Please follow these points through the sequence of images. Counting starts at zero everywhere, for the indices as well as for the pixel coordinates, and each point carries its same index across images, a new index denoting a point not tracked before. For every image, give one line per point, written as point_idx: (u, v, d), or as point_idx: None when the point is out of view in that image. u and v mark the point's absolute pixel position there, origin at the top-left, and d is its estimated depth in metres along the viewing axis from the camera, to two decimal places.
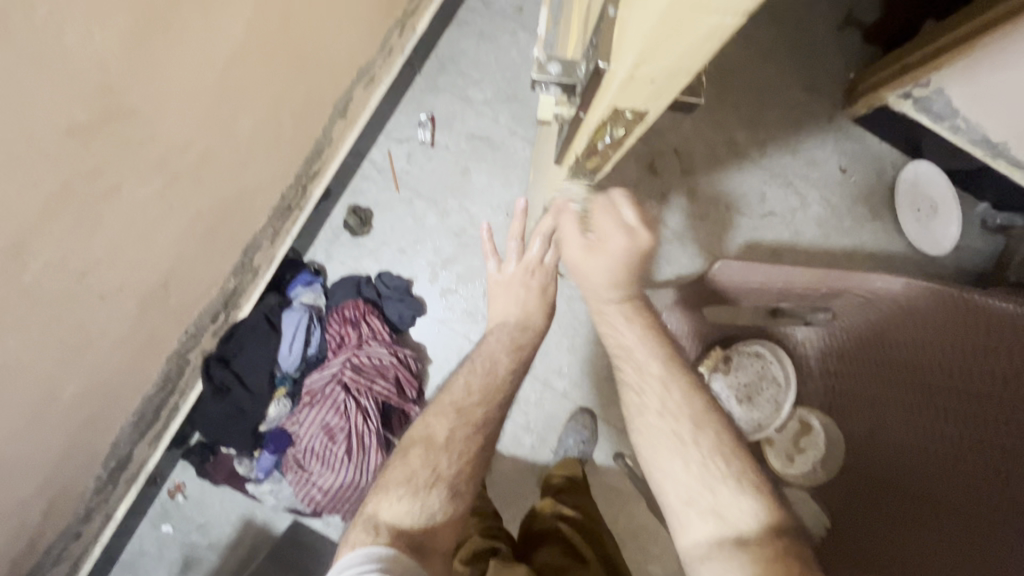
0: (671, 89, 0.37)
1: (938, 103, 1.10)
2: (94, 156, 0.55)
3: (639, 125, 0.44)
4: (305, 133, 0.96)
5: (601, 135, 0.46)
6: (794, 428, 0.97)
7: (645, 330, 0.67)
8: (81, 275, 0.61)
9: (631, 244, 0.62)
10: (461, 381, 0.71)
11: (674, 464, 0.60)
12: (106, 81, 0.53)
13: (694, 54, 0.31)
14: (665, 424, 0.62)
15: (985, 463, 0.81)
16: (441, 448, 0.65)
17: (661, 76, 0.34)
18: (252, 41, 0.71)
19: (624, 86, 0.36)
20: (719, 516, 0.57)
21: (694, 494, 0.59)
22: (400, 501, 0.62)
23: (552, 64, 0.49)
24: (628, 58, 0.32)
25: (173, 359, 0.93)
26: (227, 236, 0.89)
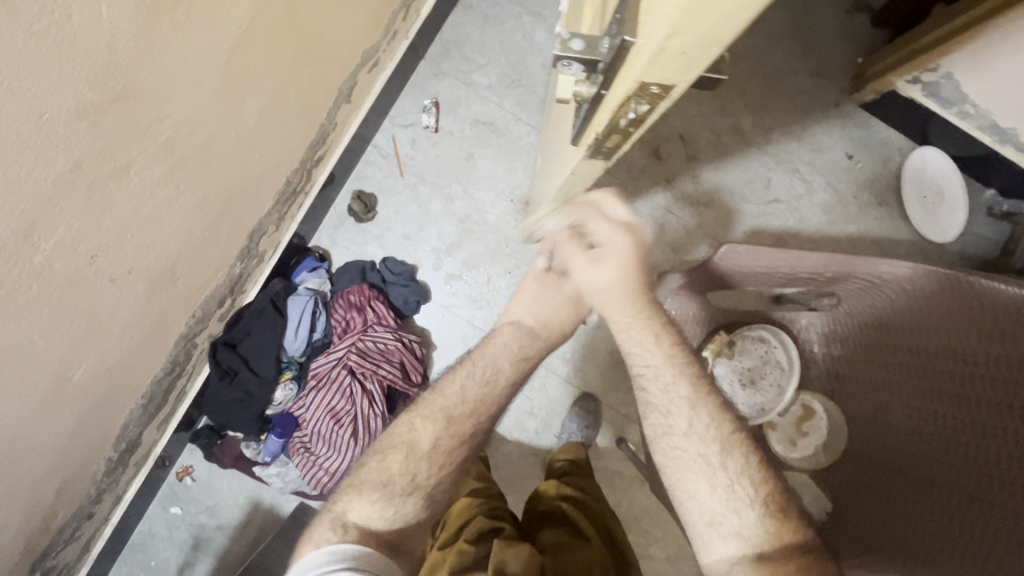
0: (700, 65, 0.37)
1: (947, 87, 1.08)
2: (104, 136, 0.55)
3: (663, 101, 0.44)
4: (311, 118, 0.95)
5: (625, 112, 0.45)
6: (797, 413, 1.02)
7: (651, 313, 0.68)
8: (92, 258, 0.62)
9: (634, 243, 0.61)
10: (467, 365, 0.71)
11: (702, 489, 0.60)
12: (116, 61, 0.52)
13: (728, 24, 0.31)
14: (694, 448, 0.61)
15: (981, 437, 0.80)
16: (423, 453, 0.65)
17: (692, 48, 0.34)
18: (259, 23, 0.70)
19: (652, 60, 0.36)
20: (742, 537, 0.58)
21: (719, 516, 0.59)
22: (372, 504, 0.62)
23: (575, 40, 0.46)
24: (659, 32, 0.32)
25: (181, 343, 0.93)
26: (234, 220, 0.89)
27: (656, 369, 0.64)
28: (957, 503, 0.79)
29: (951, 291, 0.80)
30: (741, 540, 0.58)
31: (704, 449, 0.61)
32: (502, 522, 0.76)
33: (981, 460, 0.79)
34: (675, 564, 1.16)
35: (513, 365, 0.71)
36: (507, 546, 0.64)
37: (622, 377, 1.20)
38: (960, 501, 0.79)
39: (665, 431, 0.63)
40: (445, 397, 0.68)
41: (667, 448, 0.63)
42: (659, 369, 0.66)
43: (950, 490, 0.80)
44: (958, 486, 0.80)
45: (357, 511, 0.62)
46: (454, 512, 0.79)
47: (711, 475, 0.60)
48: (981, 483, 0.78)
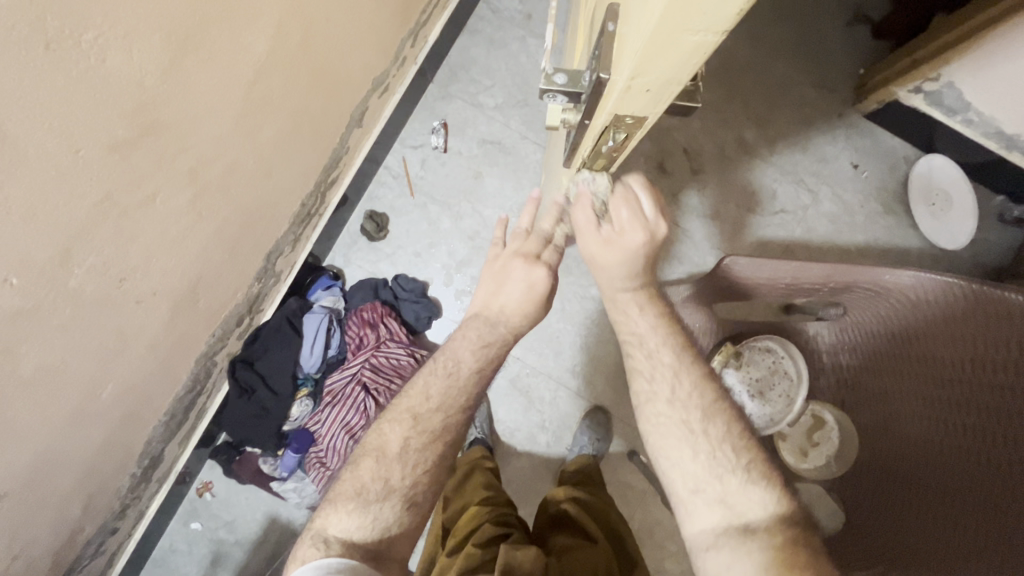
0: (668, 98, 0.39)
1: (948, 96, 1.10)
2: (135, 168, 0.59)
3: (639, 129, 0.47)
4: (325, 142, 0.99)
5: (605, 139, 0.49)
6: (808, 424, 1.02)
7: (629, 316, 0.67)
8: (121, 281, 0.66)
9: (649, 237, 0.62)
10: (479, 355, 0.69)
11: (685, 456, 0.61)
12: (145, 99, 0.56)
13: (682, 68, 0.34)
14: (676, 414, 0.63)
15: (994, 449, 0.78)
16: (393, 457, 0.65)
17: (656, 85, 0.37)
18: (278, 58, 0.75)
19: (622, 95, 0.39)
20: (725, 504, 0.59)
21: (701, 482, 0.60)
22: (349, 516, 0.63)
23: (560, 75, 0.50)
24: (625, 72, 0.35)
25: (202, 362, 0.97)
26: (253, 243, 0.93)
27: (641, 337, 0.66)
28: (967, 513, 0.78)
29: (963, 299, 0.80)
30: (728, 517, 0.58)
31: (684, 413, 0.63)
32: (510, 529, 0.77)
33: (988, 471, 0.78)
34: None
35: (477, 354, 0.69)
36: (513, 551, 0.66)
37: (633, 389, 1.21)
38: (969, 510, 0.78)
39: (649, 399, 0.65)
40: (461, 395, 0.68)
41: (650, 406, 0.65)
42: (644, 378, 0.66)
43: (953, 495, 0.80)
44: (966, 491, 0.79)
45: (335, 523, 0.63)
46: (463, 521, 0.80)
47: (692, 441, 0.61)
48: (989, 490, 0.77)
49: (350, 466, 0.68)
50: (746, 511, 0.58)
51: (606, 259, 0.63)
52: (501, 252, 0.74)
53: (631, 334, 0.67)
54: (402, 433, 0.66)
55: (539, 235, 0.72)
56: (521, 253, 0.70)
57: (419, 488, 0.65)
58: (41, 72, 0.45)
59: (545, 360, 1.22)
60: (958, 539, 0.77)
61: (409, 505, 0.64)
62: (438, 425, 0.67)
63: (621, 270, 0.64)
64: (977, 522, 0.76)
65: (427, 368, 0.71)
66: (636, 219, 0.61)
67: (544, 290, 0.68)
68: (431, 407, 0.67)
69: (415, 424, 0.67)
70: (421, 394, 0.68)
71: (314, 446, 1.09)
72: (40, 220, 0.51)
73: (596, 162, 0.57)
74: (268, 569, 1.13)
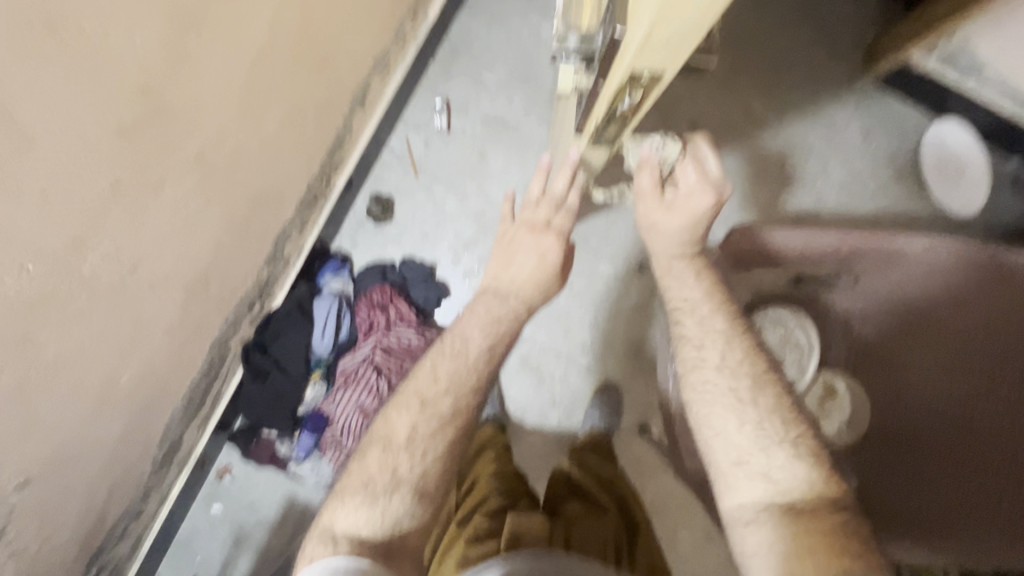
0: (688, 49, 0.39)
1: (963, 57, 1.07)
2: (141, 153, 0.58)
3: (656, 87, 0.46)
4: (328, 124, 0.98)
5: (621, 100, 0.48)
6: (818, 392, 0.91)
7: (682, 286, 0.73)
8: (133, 268, 0.66)
9: (716, 199, 0.70)
10: (490, 334, 0.72)
11: (730, 423, 0.62)
12: (149, 81, 0.56)
13: (702, 13, 0.33)
14: (723, 380, 0.65)
15: (990, 404, 0.86)
16: (400, 445, 0.65)
17: (675, 36, 0.36)
18: (279, 39, 0.74)
19: (640, 51, 0.38)
20: (769, 480, 0.59)
21: (745, 455, 0.61)
22: (357, 510, 0.62)
23: (572, 38, 0.53)
24: (642, 25, 0.35)
25: (216, 348, 0.98)
26: (260, 229, 0.93)
27: (692, 303, 0.72)
28: (977, 466, 0.84)
29: (985, 275, 0.85)
30: (771, 494, 0.59)
31: (733, 382, 0.64)
32: (517, 498, 0.79)
33: (988, 422, 0.86)
34: (704, 548, 1.16)
35: (486, 331, 0.72)
36: (520, 520, 0.69)
37: (642, 365, 1.21)
38: (978, 463, 0.84)
39: (698, 365, 0.67)
40: (469, 373, 0.69)
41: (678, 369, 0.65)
42: (687, 342, 0.68)
43: (966, 452, 0.85)
44: (973, 448, 0.85)
45: (343, 519, 0.62)
46: (471, 495, 0.82)
47: (740, 410, 0.63)
48: (989, 440, 0.85)
49: (361, 447, 0.68)
50: (758, 477, 0.59)
51: (671, 223, 0.72)
52: (510, 226, 0.81)
53: (682, 301, 0.72)
54: (409, 420, 0.66)
55: (552, 199, 0.78)
56: (529, 223, 0.78)
57: (431, 473, 0.65)
58: (45, 55, 0.45)
59: (554, 338, 1.22)
60: (977, 492, 0.83)
61: (421, 496, 0.64)
62: (444, 410, 0.67)
63: (683, 232, 0.72)
64: (987, 473, 0.84)
65: (436, 348, 0.72)
66: (702, 182, 0.71)
67: (557, 259, 0.77)
68: (438, 389, 0.68)
69: (424, 409, 0.67)
70: (429, 376, 0.69)
71: (329, 427, 1.10)
72: (51, 206, 0.51)
73: (611, 128, 0.58)
74: (288, 550, 1.15)
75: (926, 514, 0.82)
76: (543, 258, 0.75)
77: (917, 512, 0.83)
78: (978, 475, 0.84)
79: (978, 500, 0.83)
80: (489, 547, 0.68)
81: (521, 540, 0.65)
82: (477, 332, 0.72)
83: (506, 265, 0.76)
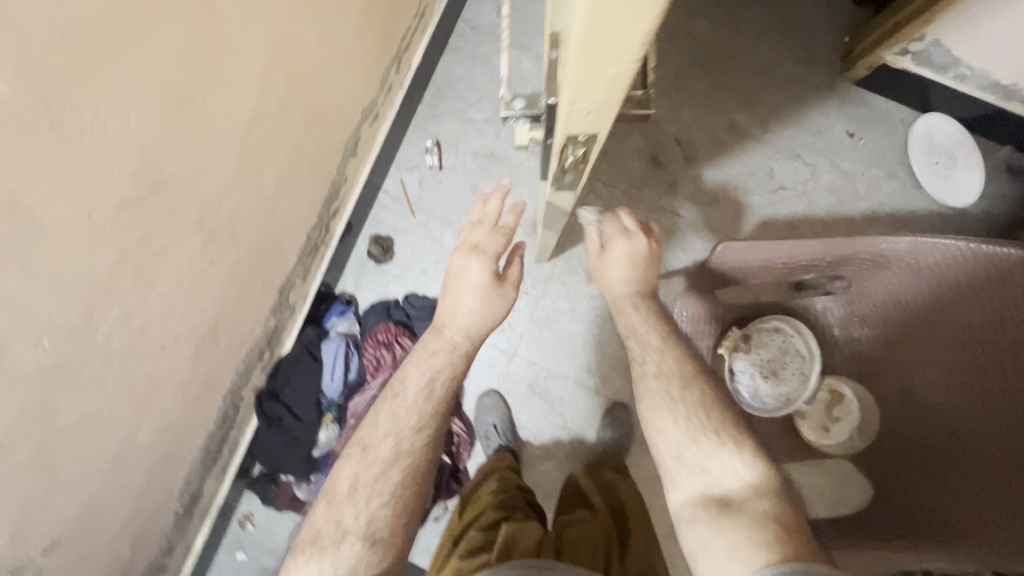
0: (611, 117, 0.41)
1: (938, 54, 1.09)
2: (143, 225, 0.62)
3: (596, 144, 0.49)
4: (324, 177, 1.02)
5: (566, 156, 0.51)
6: (826, 399, 0.99)
7: (627, 315, 0.75)
8: (143, 330, 0.69)
9: (633, 243, 0.75)
10: (429, 369, 0.72)
11: (668, 422, 0.65)
12: (147, 161, 0.59)
13: (608, 91, 0.35)
14: (660, 385, 0.68)
15: (1002, 406, 0.80)
16: (344, 497, 0.65)
17: (594, 108, 0.38)
18: (269, 107, 0.77)
19: (567, 118, 0.41)
20: (706, 472, 0.60)
21: (684, 449, 0.63)
22: (307, 565, 0.61)
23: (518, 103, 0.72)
24: (562, 98, 0.37)
25: (229, 397, 1.01)
26: (265, 280, 0.96)
27: (637, 330, 0.73)
28: (983, 470, 0.79)
29: (968, 264, 0.78)
30: (707, 489, 0.60)
31: (667, 384, 0.68)
32: (516, 509, 0.79)
33: (1002, 427, 0.79)
34: None
35: (424, 371, 0.72)
36: (513, 527, 0.70)
37: None
38: (982, 466, 0.80)
39: (641, 376, 0.70)
40: None
41: (644, 389, 0.69)
42: (635, 360, 0.72)
43: (973, 453, 0.81)
44: (978, 452, 0.81)
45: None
46: (474, 510, 0.83)
47: (672, 408, 0.66)
48: (999, 444, 0.79)
49: None
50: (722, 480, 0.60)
51: (603, 275, 0.78)
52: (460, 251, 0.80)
53: (629, 330, 0.74)
54: (352, 469, 0.67)
55: (481, 222, 0.80)
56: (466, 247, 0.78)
57: (381, 518, 0.64)
58: (50, 152, 0.49)
59: (559, 362, 1.23)
60: (978, 496, 0.78)
61: (370, 544, 0.63)
62: (383, 453, 0.67)
63: (615, 279, 0.76)
64: (990, 478, 0.78)
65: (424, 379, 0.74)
66: (620, 237, 0.76)
67: None
68: (379, 434, 0.69)
69: (365, 457, 0.68)
70: (419, 403, 0.70)
71: None
72: (61, 282, 0.55)
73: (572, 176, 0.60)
74: None
75: (918, 519, 0.81)
76: (478, 289, 0.74)
77: (912, 515, 0.82)
78: (982, 480, 0.79)
79: (978, 503, 0.78)
80: (482, 557, 0.67)
81: (513, 547, 0.66)
82: (420, 369, 0.72)
83: (456, 306, 0.75)
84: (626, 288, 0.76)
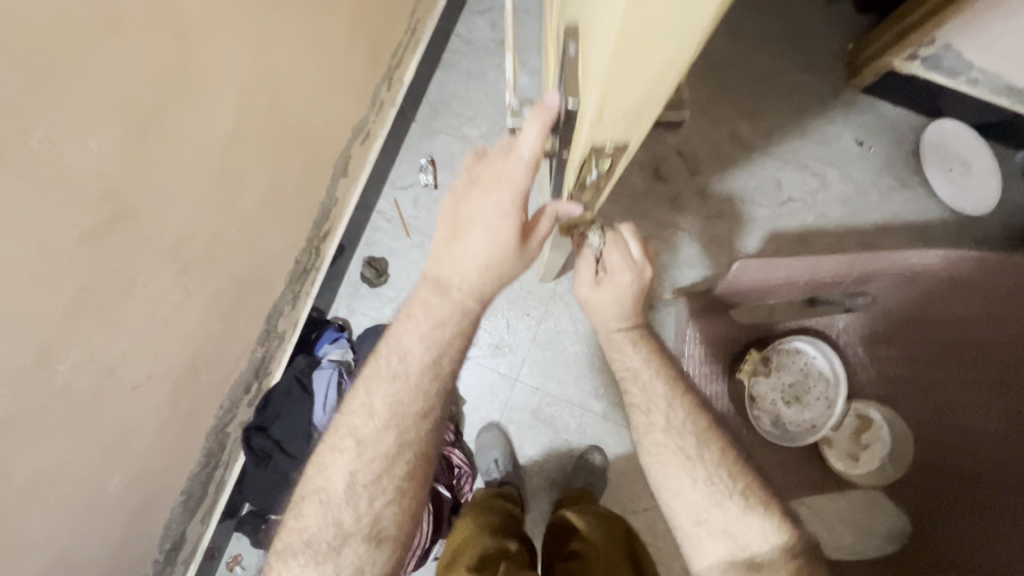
0: (647, 121, 0.36)
1: (948, 58, 1.05)
2: (107, 258, 0.57)
3: (624, 155, 0.44)
4: (312, 200, 0.97)
5: (588, 169, 0.47)
6: (854, 425, 0.92)
7: (625, 354, 0.71)
8: (112, 370, 0.64)
9: (637, 278, 0.67)
10: (435, 344, 0.63)
11: (685, 484, 0.63)
12: (109, 189, 0.54)
13: (652, 87, 0.30)
14: (673, 442, 0.65)
15: None
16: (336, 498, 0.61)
17: (630, 109, 0.33)
18: (252, 126, 0.72)
19: (595, 124, 0.36)
20: (730, 536, 0.61)
21: (704, 513, 0.62)
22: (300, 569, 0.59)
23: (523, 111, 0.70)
24: (592, 98, 0.32)
25: (214, 435, 0.94)
26: (249, 310, 0.90)
27: (635, 372, 0.70)
28: None
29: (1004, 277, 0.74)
30: (732, 552, 0.61)
31: (681, 441, 0.65)
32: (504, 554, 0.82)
33: None
34: None
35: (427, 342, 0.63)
36: None
37: None
38: None
39: (647, 429, 0.67)
40: None
41: (651, 446, 0.66)
42: (641, 412, 0.68)
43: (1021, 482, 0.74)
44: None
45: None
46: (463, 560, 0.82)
47: (692, 469, 0.63)
48: None
49: None
50: (743, 545, 0.60)
51: (600, 302, 0.69)
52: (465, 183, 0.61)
53: (626, 370, 0.71)
54: (347, 468, 0.62)
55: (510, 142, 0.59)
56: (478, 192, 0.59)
57: (386, 517, 0.62)
58: None
59: (564, 387, 1.17)
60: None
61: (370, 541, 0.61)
62: (383, 451, 0.62)
63: (613, 309, 0.69)
64: None
65: None
66: (626, 263, 0.67)
67: None
68: (376, 424, 0.62)
69: (360, 454, 0.62)
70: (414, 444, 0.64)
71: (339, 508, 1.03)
72: (10, 323, 0.49)
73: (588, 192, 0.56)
74: None
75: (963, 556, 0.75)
76: (492, 242, 0.59)
77: (959, 553, 0.75)
78: None
79: None
80: None
81: None
82: (419, 340, 0.63)
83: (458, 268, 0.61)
84: (625, 324, 0.71)
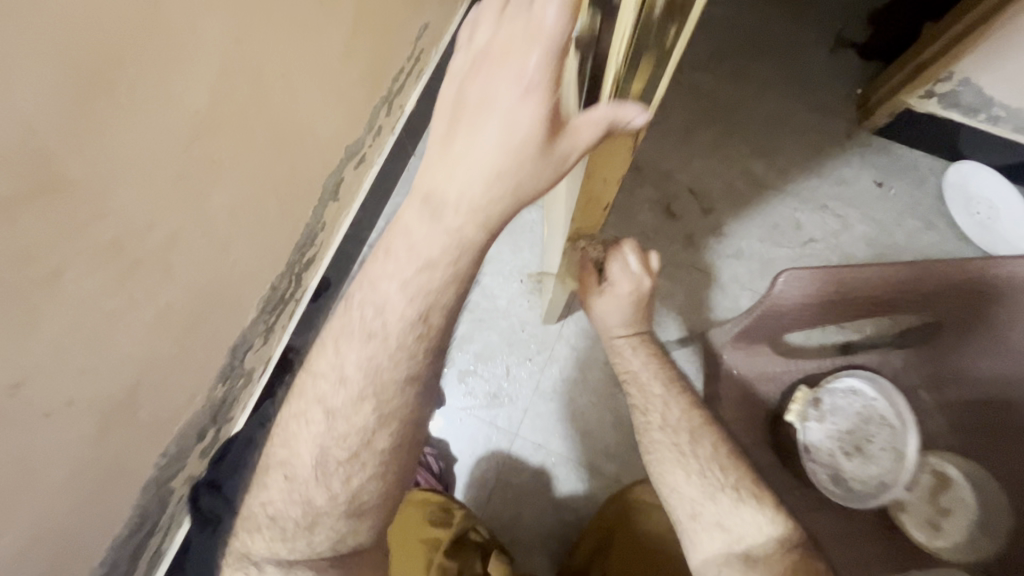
0: None
1: (966, 94, 1.03)
2: (26, 241, 0.47)
3: None
4: (295, 221, 0.88)
5: None
6: (930, 483, 0.77)
7: (624, 357, 0.75)
8: (17, 389, 0.51)
9: (637, 289, 0.72)
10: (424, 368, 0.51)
11: (679, 477, 0.62)
12: (39, 151, 0.45)
13: None
14: (667, 438, 0.65)
15: None
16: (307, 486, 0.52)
17: None
18: (227, 118, 0.64)
19: None
20: (723, 527, 0.59)
21: (697, 505, 0.61)
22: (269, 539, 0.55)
23: None
24: None
25: (153, 492, 0.79)
26: (210, 338, 0.78)
27: (634, 373, 0.74)
28: None
29: None
30: (728, 545, 0.59)
31: (675, 436, 0.65)
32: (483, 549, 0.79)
33: None
34: None
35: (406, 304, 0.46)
36: None
37: None
38: None
39: (645, 428, 0.68)
40: None
41: (648, 442, 0.67)
42: (639, 411, 0.70)
43: None
44: None
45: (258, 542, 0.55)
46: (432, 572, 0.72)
47: (684, 462, 0.63)
48: None
49: None
50: (740, 536, 0.59)
51: (603, 310, 0.74)
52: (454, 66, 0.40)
53: (627, 373, 0.75)
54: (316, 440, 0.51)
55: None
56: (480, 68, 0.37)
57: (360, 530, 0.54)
58: None
59: (571, 444, 1.02)
60: None
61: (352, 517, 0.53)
62: (357, 425, 0.50)
63: (616, 315, 0.74)
64: None
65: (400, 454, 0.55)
66: (624, 274, 0.71)
67: None
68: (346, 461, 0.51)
69: (327, 490, 0.52)
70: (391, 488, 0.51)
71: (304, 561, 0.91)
72: None
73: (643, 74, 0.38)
74: None
75: None
76: (507, 143, 0.38)
77: None
78: None
79: None
80: None
81: None
82: (397, 283, 0.46)
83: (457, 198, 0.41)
84: (624, 330, 0.76)
